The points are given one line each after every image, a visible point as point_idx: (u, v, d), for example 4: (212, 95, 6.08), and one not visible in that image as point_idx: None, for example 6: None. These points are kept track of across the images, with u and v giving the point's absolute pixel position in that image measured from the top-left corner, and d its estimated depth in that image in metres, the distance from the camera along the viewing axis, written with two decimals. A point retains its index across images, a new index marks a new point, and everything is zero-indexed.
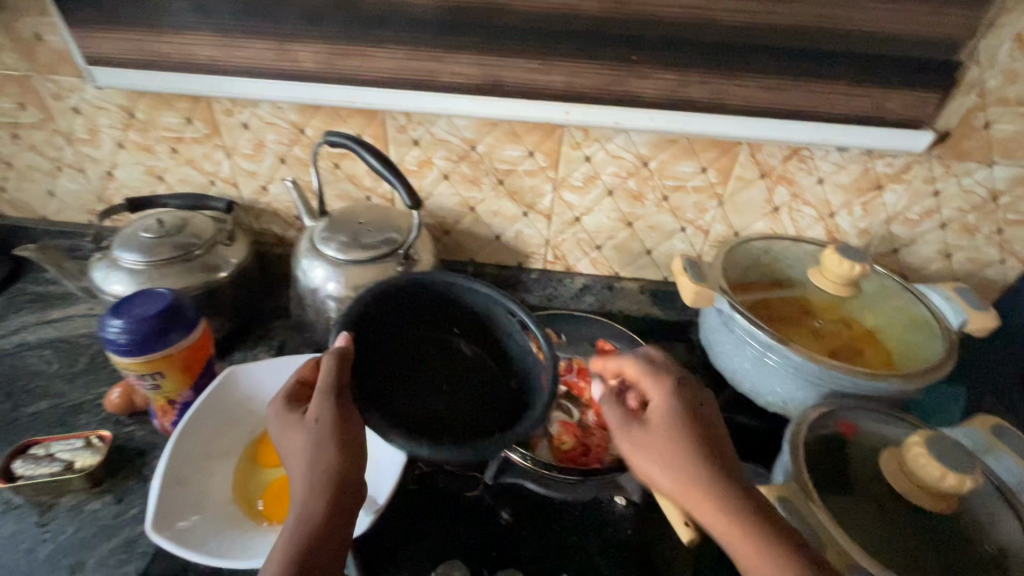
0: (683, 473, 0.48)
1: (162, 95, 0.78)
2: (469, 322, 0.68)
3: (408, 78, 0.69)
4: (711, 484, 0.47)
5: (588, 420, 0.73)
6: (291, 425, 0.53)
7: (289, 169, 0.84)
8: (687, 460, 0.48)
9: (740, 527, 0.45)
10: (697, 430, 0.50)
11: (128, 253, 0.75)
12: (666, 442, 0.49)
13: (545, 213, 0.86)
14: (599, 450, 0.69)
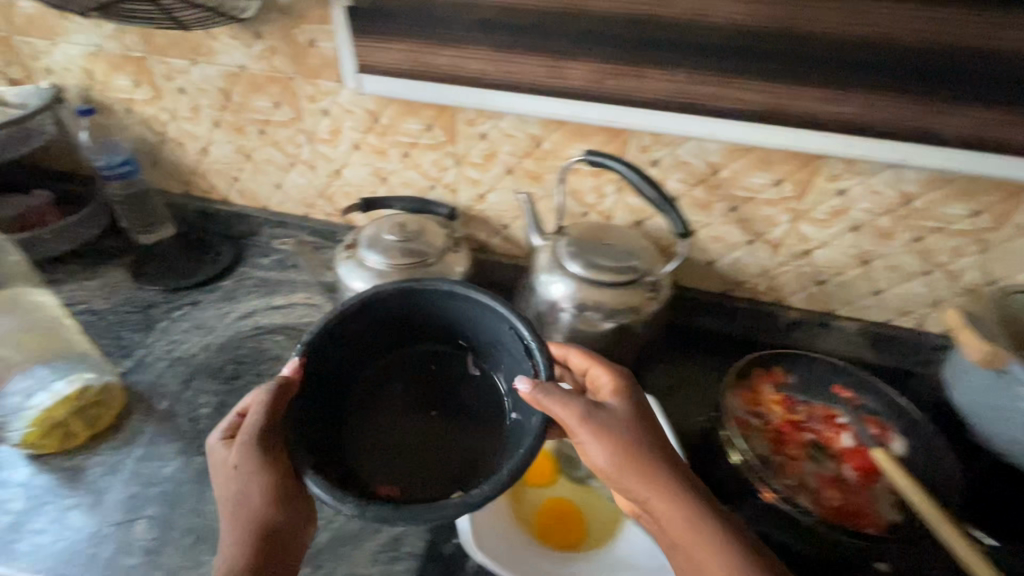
0: (653, 478, 0.50)
1: (412, 102, 0.80)
2: (467, 335, 0.62)
3: (681, 101, 0.67)
4: (678, 494, 0.50)
5: (848, 477, 0.66)
6: (224, 468, 0.51)
7: (513, 180, 0.85)
8: (648, 460, 0.51)
9: (707, 536, 0.48)
10: (643, 428, 0.53)
11: (372, 254, 0.78)
12: (637, 460, 0.51)
13: (773, 243, 0.82)
14: (870, 513, 0.62)
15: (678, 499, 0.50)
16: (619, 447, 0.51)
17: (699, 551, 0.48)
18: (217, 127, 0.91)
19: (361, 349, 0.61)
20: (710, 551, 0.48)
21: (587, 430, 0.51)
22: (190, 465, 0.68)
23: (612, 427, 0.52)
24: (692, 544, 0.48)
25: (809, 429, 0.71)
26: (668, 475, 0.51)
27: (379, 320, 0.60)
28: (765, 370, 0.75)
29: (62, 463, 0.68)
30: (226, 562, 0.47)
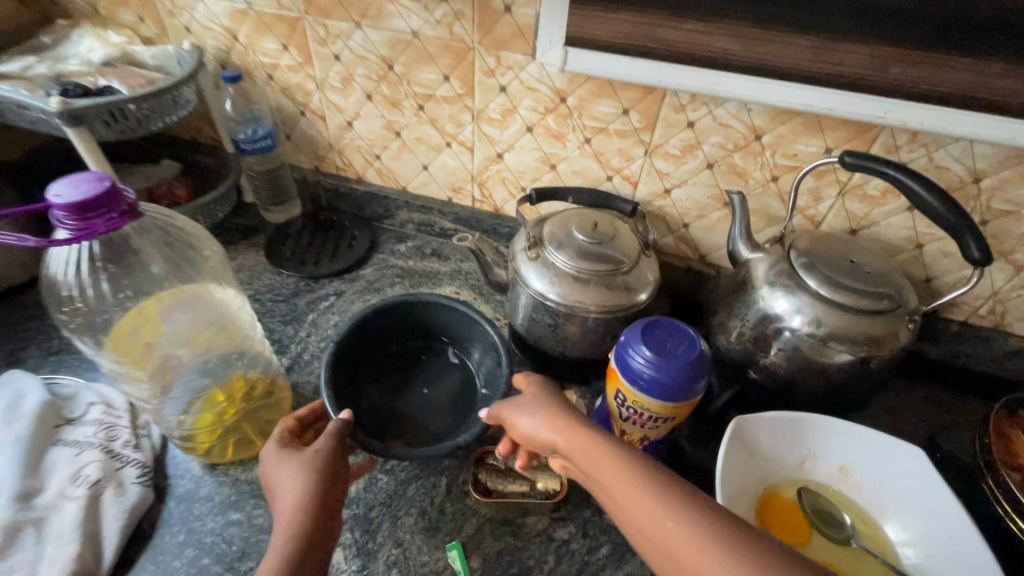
0: (564, 426, 0.49)
1: (613, 82, 0.69)
2: (450, 331, 0.76)
3: (981, 96, 0.55)
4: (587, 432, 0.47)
5: None
6: (282, 455, 0.52)
7: (711, 175, 0.74)
8: (562, 413, 0.51)
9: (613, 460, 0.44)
10: (552, 396, 0.54)
11: (559, 254, 0.69)
12: (567, 430, 0.48)
13: (1019, 264, 0.70)
14: None
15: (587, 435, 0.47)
16: (535, 408, 0.52)
17: (616, 481, 0.42)
18: (368, 100, 0.82)
19: (375, 351, 0.74)
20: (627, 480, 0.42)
21: (512, 408, 0.54)
22: (375, 486, 0.61)
23: (533, 397, 0.54)
24: (608, 475, 0.43)
25: None
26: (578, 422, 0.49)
27: (373, 324, 0.71)
28: (1012, 415, 0.65)
29: (241, 476, 0.61)
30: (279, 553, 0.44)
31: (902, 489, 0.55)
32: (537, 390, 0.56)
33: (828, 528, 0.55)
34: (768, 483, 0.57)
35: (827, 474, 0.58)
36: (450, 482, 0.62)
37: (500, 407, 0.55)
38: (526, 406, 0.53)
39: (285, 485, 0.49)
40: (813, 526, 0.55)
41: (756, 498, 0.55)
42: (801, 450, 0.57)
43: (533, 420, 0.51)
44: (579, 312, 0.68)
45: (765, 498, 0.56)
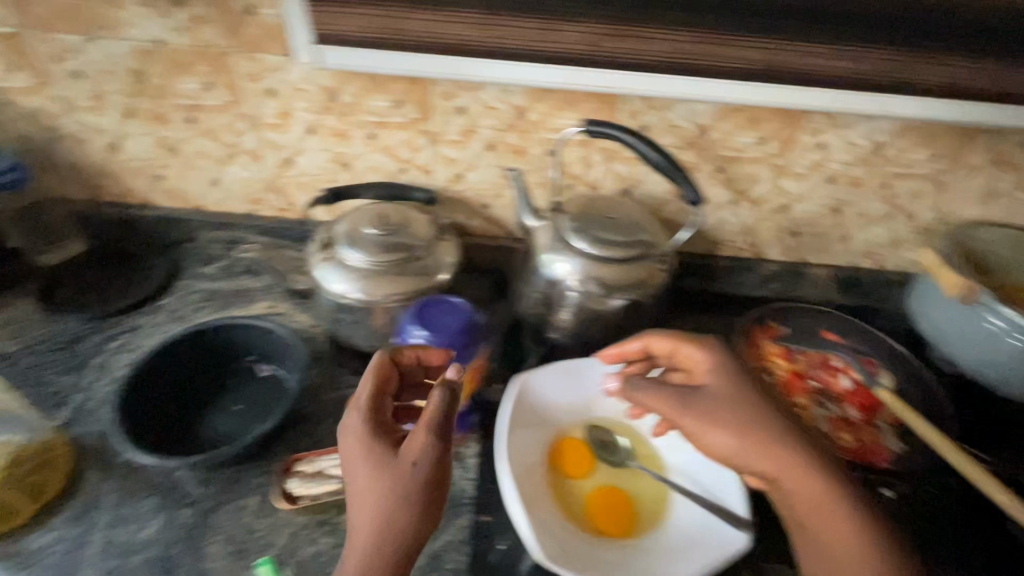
0: (769, 428, 0.51)
1: (378, 76, 0.71)
2: (252, 347, 0.73)
3: (677, 60, 0.64)
4: (767, 418, 0.52)
5: (853, 416, 0.70)
6: (369, 452, 0.48)
7: (495, 156, 0.79)
8: (741, 402, 0.53)
9: (765, 446, 0.50)
10: (738, 375, 0.55)
11: (353, 251, 0.70)
12: (762, 441, 0.50)
13: (755, 200, 0.83)
14: (879, 447, 0.66)
15: (794, 436, 0.51)
16: (732, 423, 0.51)
17: (809, 501, 0.49)
18: (131, 118, 0.76)
19: (174, 389, 0.69)
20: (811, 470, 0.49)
21: (701, 415, 0.52)
22: (174, 519, 0.58)
23: (717, 382, 0.54)
24: (786, 477, 0.50)
25: (807, 374, 0.74)
26: (772, 414, 0.52)
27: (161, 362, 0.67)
28: (760, 325, 0.77)
29: (9, 548, 0.55)
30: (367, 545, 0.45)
31: None
32: (712, 365, 0.55)
33: (608, 454, 0.60)
34: (556, 429, 0.62)
35: (608, 406, 0.64)
36: (261, 497, 0.60)
37: (654, 395, 0.54)
38: (710, 415, 0.52)
39: (359, 484, 0.47)
40: (596, 456, 0.60)
41: (545, 444, 0.60)
42: (581, 392, 0.63)
43: (725, 429, 0.52)
44: (381, 304, 0.70)
45: (555, 443, 0.61)
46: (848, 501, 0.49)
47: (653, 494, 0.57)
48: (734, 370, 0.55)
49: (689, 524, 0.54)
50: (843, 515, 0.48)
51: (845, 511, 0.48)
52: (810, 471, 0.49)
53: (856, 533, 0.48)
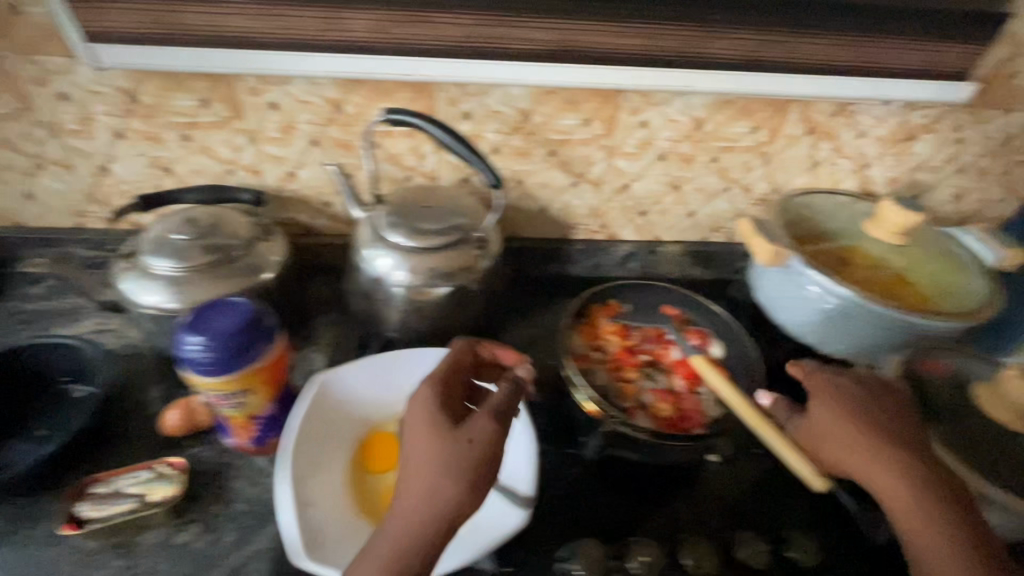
0: (869, 432, 0.55)
1: (175, 74, 0.68)
2: (59, 366, 0.69)
3: (471, 44, 0.64)
4: (877, 437, 0.54)
5: (678, 386, 0.72)
6: (431, 422, 0.49)
7: (322, 151, 0.77)
8: (852, 421, 0.55)
9: (868, 447, 0.54)
10: (863, 396, 0.57)
11: (161, 258, 0.67)
12: (866, 450, 0.54)
13: (595, 181, 0.85)
14: (697, 415, 0.68)
15: (881, 436, 0.54)
16: (850, 439, 0.55)
17: (898, 499, 0.52)
18: None
19: None
20: (914, 462, 0.53)
21: (819, 429, 0.57)
22: None
23: (831, 398, 0.58)
24: (875, 481, 0.53)
25: (640, 348, 0.76)
26: (880, 416, 0.56)
27: None
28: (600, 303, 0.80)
29: None
30: (411, 518, 0.45)
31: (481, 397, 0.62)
32: (815, 394, 0.58)
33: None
34: (368, 424, 0.61)
35: None
36: (49, 524, 0.57)
37: (796, 423, 0.59)
38: (835, 431, 0.56)
39: (418, 454, 0.48)
40: None
41: (355, 439, 0.60)
42: (396, 385, 0.62)
43: (837, 438, 0.56)
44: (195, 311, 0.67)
45: (366, 438, 0.60)
46: (929, 485, 0.52)
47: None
48: (839, 392, 0.58)
49: (484, 509, 0.54)
50: (926, 495, 0.52)
51: (926, 506, 0.51)
52: (910, 462, 0.53)
53: (930, 514, 0.51)
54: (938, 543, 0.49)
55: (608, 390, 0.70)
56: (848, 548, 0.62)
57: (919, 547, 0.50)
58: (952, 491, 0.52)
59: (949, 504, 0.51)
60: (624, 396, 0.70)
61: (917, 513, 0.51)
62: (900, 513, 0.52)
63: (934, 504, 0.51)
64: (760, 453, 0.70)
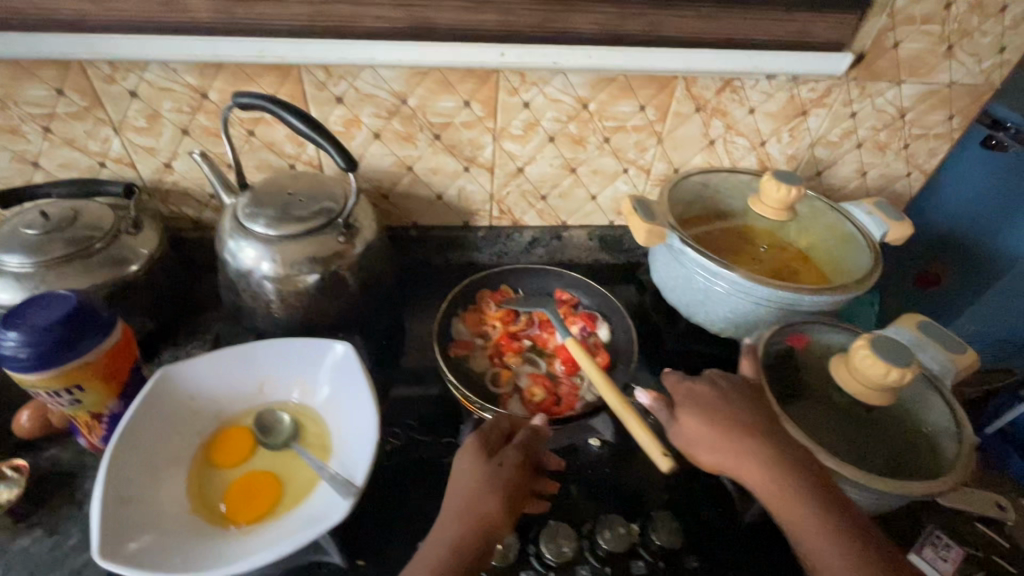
0: (736, 431, 0.52)
1: (21, 63, 0.65)
2: None
3: (322, 23, 0.63)
4: (747, 438, 0.51)
5: (557, 370, 0.73)
6: (480, 453, 0.57)
7: (194, 141, 0.74)
8: (723, 422, 0.53)
9: (739, 448, 0.51)
10: (727, 394, 0.55)
11: (10, 254, 0.63)
12: (755, 464, 0.50)
13: (487, 166, 0.83)
14: (570, 398, 0.69)
15: (751, 435, 0.52)
16: (738, 452, 0.51)
17: (795, 514, 0.48)
18: None
19: None
20: (786, 460, 0.50)
21: (707, 446, 0.53)
22: None
23: (697, 400, 0.55)
24: (771, 496, 0.49)
25: (524, 335, 0.77)
26: (758, 421, 0.53)
27: None
28: (491, 291, 0.80)
29: None
30: (450, 536, 0.51)
31: (338, 388, 0.59)
32: (690, 407, 0.55)
33: (271, 438, 0.59)
34: (221, 418, 0.60)
35: (284, 390, 0.61)
36: None
37: (681, 440, 0.54)
38: (724, 446, 0.52)
39: (465, 481, 0.55)
40: (257, 442, 0.58)
41: (205, 436, 0.58)
42: (252, 378, 0.61)
43: (726, 454, 0.52)
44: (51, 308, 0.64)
45: (217, 433, 0.59)
46: (809, 483, 0.49)
47: (304, 475, 0.56)
48: (714, 402, 0.55)
49: (317, 504, 0.52)
50: (808, 497, 0.48)
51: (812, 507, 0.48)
52: (799, 469, 0.49)
53: (818, 514, 0.47)
54: (827, 540, 0.46)
55: (484, 378, 0.72)
56: (720, 526, 0.62)
57: (809, 549, 0.47)
58: (832, 487, 0.49)
59: (832, 499, 0.48)
60: (499, 382, 0.71)
61: (801, 511, 0.48)
62: (787, 516, 0.49)
63: (816, 499, 0.48)
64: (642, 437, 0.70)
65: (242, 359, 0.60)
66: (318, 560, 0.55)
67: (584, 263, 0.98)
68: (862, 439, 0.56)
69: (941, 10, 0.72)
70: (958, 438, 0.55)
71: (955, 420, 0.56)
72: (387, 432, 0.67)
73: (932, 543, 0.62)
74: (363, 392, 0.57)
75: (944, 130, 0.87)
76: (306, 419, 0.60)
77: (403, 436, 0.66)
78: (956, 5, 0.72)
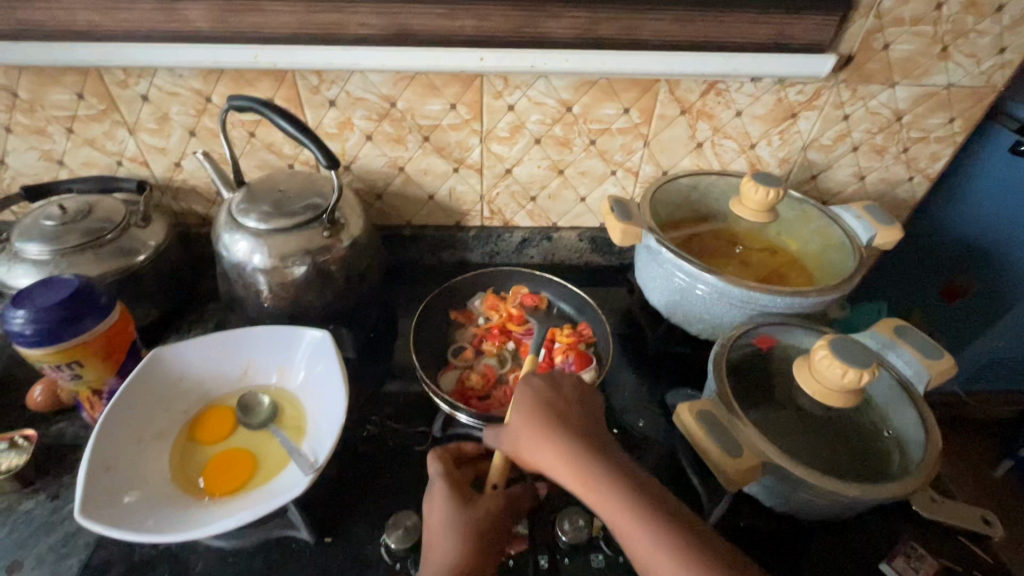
0: (559, 432, 0.52)
1: (47, 70, 0.72)
2: None
3: (312, 31, 0.67)
4: (562, 435, 0.52)
5: (510, 378, 0.75)
6: (456, 491, 0.56)
7: (200, 141, 0.80)
8: (543, 420, 0.53)
9: (555, 444, 0.52)
10: (553, 391, 0.56)
11: (31, 243, 0.69)
12: (570, 460, 0.51)
13: (476, 167, 0.85)
14: (490, 404, 0.71)
15: (570, 434, 0.52)
16: (552, 447, 0.52)
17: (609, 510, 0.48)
18: None
19: None
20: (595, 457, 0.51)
21: (528, 440, 0.53)
22: None
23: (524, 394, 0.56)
24: (588, 494, 0.49)
25: (518, 337, 0.80)
26: (577, 420, 0.54)
27: None
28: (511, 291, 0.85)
29: None
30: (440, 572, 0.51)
31: (315, 375, 0.63)
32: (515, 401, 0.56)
33: (250, 418, 0.63)
34: (207, 399, 0.64)
35: (267, 374, 0.66)
36: None
37: (512, 435, 0.55)
38: (541, 442, 0.52)
39: (442, 519, 0.54)
40: (238, 422, 0.63)
41: (190, 415, 0.63)
42: (238, 362, 0.65)
43: (545, 452, 0.52)
44: None
45: (202, 412, 0.63)
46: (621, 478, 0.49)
47: (277, 454, 0.60)
48: (535, 396, 0.55)
49: (286, 479, 0.56)
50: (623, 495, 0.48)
51: (628, 508, 0.47)
52: (612, 464, 0.50)
53: (633, 512, 0.47)
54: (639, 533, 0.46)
55: (448, 354, 0.79)
56: None
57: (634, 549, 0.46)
58: (648, 486, 0.49)
59: (647, 497, 0.48)
60: (459, 357, 0.78)
61: (614, 505, 0.48)
62: (605, 514, 0.48)
63: (626, 495, 0.48)
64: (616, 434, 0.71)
65: (229, 344, 0.64)
66: (287, 535, 0.57)
67: (576, 265, 0.99)
68: (828, 444, 0.55)
69: (932, 10, 0.71)
70: (925, 446, 0.54)
71: (924, 428, 0.55)
72: (365, 420, 0.70)
73: (903, 554, 0.60)
74: (336, 379, 0.60)
75: (945, 133, 0.84)
76: (285, 401, 0.65)
77: (379, 424, 0.69)
78: (947, 5, 0.71)
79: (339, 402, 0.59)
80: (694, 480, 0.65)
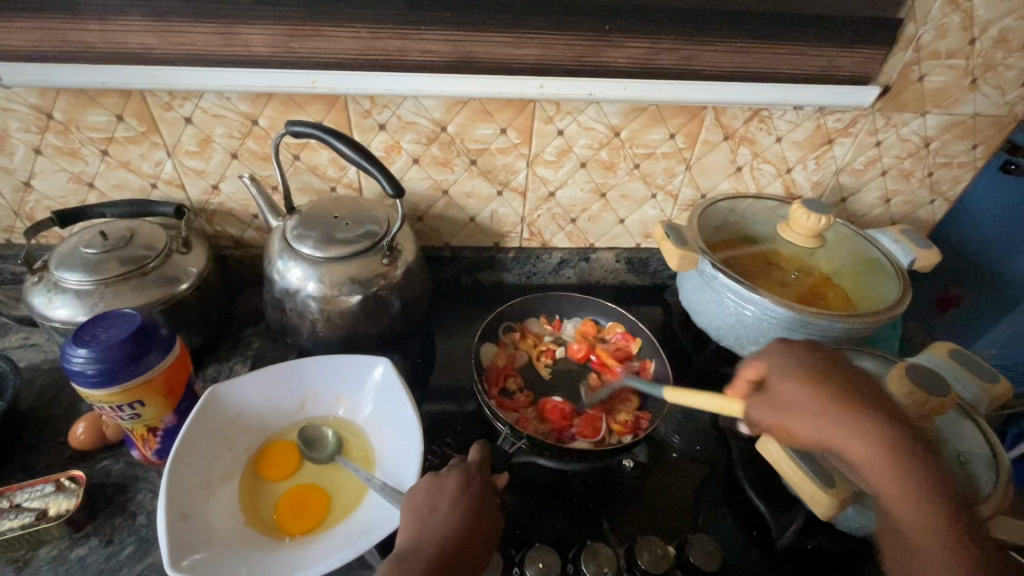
0: (856, 414, 0.49)
1: (86, 90, 0.69)
2: None
3: (373, 58, 0.66)
4: (867, 425, 0.49)
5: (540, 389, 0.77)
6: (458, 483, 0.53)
7: (242, 164, 0.78)
8: (834, 407, 0.50)
9: (859, 434, 0.48)
10: (843, 375, 0.52)
11: (71, 272, 0.66)
12: (878, 453, 0.47)
13: (519, 190, 0.85)
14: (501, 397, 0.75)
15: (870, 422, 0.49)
16: (850, 434, 0.49)
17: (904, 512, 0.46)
18: None
19: None
20: (908, 449, 0.48)
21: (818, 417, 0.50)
22: None
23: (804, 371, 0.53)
24: (888, 490, 0.47)
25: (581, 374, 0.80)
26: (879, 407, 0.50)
27: None
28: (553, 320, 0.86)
29: None
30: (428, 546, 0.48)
31: (379, 405, 0.63)
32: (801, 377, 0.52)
33: (315, 452, 0.62)
34: (265, 435, 0.63)
35: (325, 405, 0.65)
36: None
37: (781, 408, 0.52)
38: (833, 423, 0.49)
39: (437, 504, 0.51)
40: (302, 456, 0.62)
41: (252, 451, 0.61)
42: (294, 395, 0.64)
43: (843, 437, 0.49)
44: None
45: (262, 449, 0.62)
46: (927, 476, 0.47)
47: (351, 487, 0.59)
48: (824, 377, 0.52)
49: (371, 511, 0.56)
50: (922, 501, 0.46)
51: (923, 518, 0.45)
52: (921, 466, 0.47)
53: (933, 522, 0.45)
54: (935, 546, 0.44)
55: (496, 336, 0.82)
56: (756, 551, 0.62)
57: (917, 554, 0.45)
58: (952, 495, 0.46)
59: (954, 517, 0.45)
60: (507, 338, 0.82)
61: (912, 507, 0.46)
62: (895, 513, 0.47)
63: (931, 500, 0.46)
64: (674, 458, 0.71)
65: (285, 378, 0.63)
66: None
67: (610, 285, 0.99)
68: None
69: (966, 45, 0.74)
70: (993, 461, 0.56)
71: (988, 443, 0.57)
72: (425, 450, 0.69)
73: None
74: (404, 410, 0.60)
75: (968, 159, 0.88)
76: (347, 431, 0.64)
77: (440, 454, 0.68)
78: (980, 41, 0.74)
79: (412, 433, 0.58)
80: (755, 501, 0.66)
